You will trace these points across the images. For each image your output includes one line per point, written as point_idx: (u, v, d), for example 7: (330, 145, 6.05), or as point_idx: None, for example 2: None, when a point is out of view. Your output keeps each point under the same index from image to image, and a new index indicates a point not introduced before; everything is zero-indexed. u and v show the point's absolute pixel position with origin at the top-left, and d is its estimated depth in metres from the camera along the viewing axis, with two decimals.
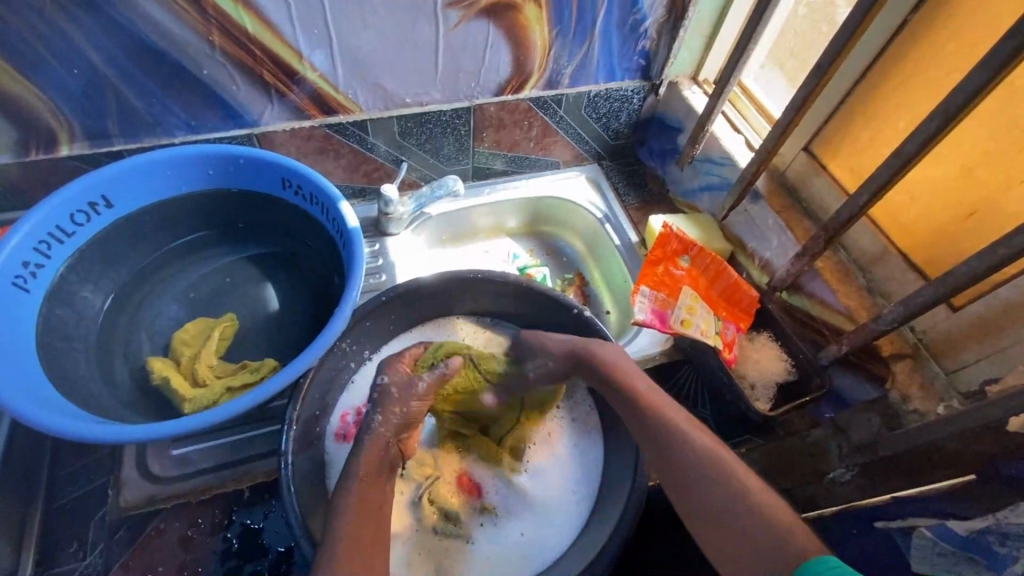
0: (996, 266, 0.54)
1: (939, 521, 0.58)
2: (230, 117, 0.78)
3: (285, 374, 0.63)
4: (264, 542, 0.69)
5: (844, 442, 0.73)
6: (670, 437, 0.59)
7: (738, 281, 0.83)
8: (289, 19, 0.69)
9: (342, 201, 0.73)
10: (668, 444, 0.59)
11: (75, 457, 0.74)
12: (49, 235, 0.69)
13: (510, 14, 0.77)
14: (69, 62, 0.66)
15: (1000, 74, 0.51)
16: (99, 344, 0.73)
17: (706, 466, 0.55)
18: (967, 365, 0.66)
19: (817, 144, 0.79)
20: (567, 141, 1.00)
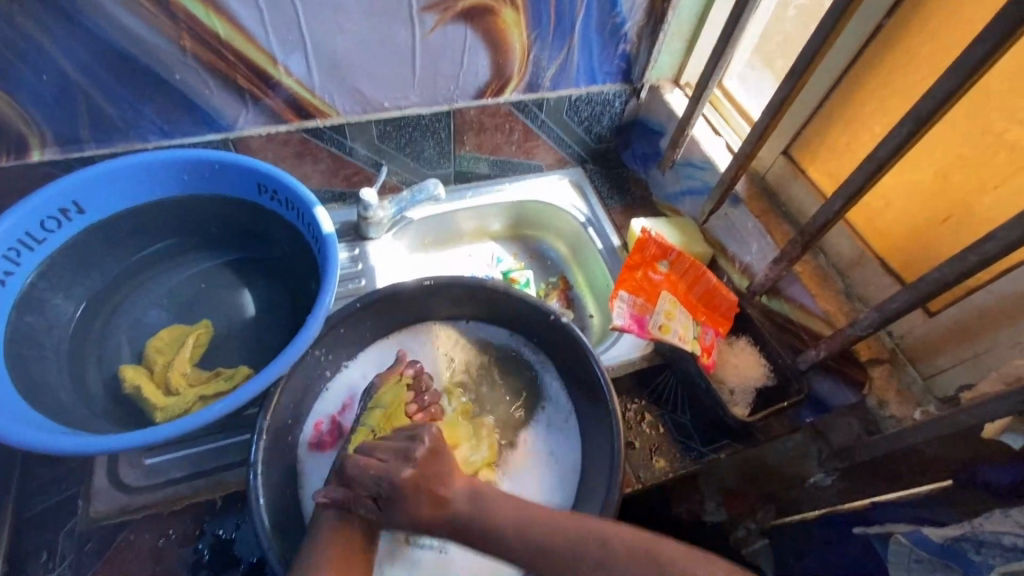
0: (967, 273, 0.53)
1: (916, 527, 0.60)
2: (205, 121, 0.77)
3: (256, 383, 0.62)
4: (235, 553, 0.68)
5: (823, 447, 0.75)
6: (545, 545, 0.57)
7: (716, 285, 0.83)
8: (262, 24, 0.69)
9: (318, 207, 0.73)
10: (548, 556, 0.57)
11: (46, 467, 0.73)
12: (18, 242, 0.68)
13: (487, 18, 0.76)
14: (37, 67, 0.66)
15: (970, 79, 0.51)
16: (71, 351, 0.72)
17: (596, 557, 0.55)
18: (942, 370, 0.66)
19: (795, 148, 0.79)
20: (549, 145, 1.00)
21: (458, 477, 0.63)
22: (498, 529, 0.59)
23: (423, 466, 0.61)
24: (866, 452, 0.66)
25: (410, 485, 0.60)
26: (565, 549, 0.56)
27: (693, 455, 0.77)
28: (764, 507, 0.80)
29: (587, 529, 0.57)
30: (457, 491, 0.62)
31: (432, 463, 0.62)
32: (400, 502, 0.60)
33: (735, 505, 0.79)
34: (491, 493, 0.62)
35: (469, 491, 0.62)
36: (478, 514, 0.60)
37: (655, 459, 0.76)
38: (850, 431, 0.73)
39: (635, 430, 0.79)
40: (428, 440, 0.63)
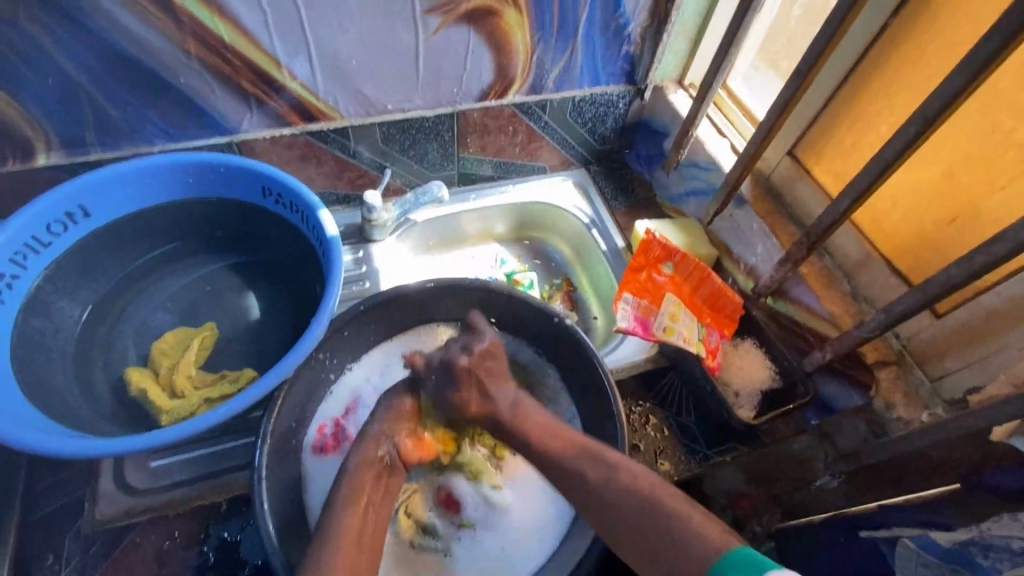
0: (975, 274, 0.53)
1: (923, 532, 0.58)
2: (209, 125, 0.78)
3: (261, 385, 0.62)
4: (240, 555, 0.68)
5: (830, 450, 0.72)
6: (566, 462, 0.62)
7: (721, 287, 0.82)
8: (266, 27, 0.69)
9: (322, 208, 0.73)
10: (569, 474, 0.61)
11: (52, 469, 0.73)
12: (25, 246, 0.68)
13: (491, 20, 0.76)
14: (43, 72, 0.66)
15: (977, 79, 0.50)
16: (78, 354, 0.72)
17: (607, 486, 0.58)
18: (950, 373, 0.66)
19: (801, 149, 0.79)
20: (553, 146, 1.00)
21: (502, 386, 0.70)
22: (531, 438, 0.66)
23: (477, 363, 0.69)
24: (872, 454, 0.65)
25: (463, 377, 0.68)
26: (581, 471, 0.61)
27: (697, 457, 0.80)
28: (769, 512, 0.75)
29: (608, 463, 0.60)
30: (505, 402, 0.68)
31: (481, 364, 0.69)
32: (454, 383, 0.68)
33: (740, 505, 0.75)
34: (532, 409, 0.68)
35: (516, 403, 0.69)
36: (520, 420, 0.67)
37: (660, 462, 0.79)
38: (856, 434, 0.71)
39: (640, 432, 0.81)
40: (478, 347, 0.70)
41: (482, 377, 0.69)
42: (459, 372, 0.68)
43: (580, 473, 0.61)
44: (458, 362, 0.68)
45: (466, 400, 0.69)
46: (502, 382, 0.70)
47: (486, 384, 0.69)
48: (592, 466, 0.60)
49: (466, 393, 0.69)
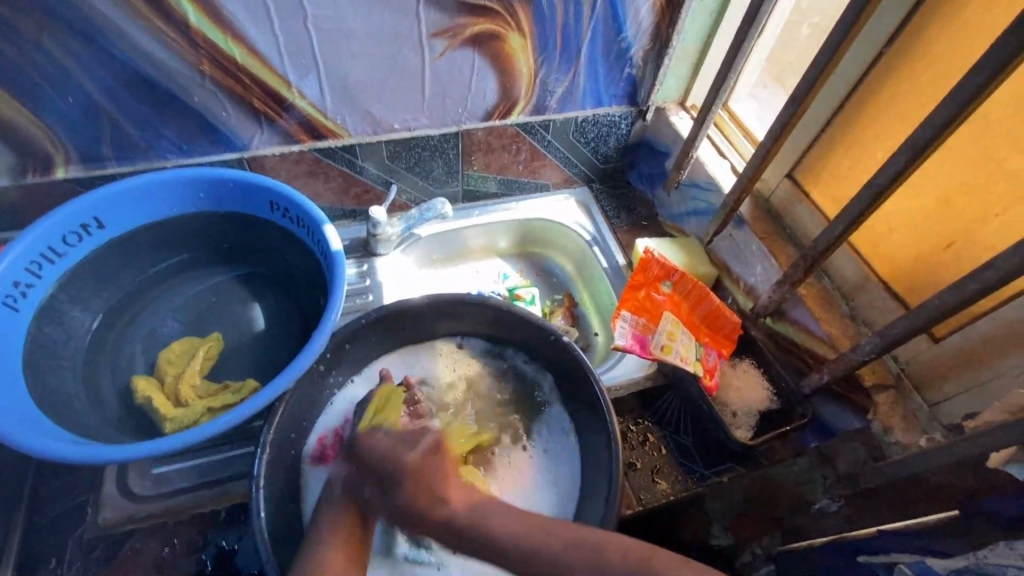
0: (968, 300, 0.53)
1: (920, 558, 0.58)
2: (221, 142, 0.80)
3: (259, 398, 0.63)
4: (237, 563, 0.70)
5: (829, 472, 0.73)
6: (458, 517, 0.57)
7: (719, 307, 0.83)
8: (278, 49, 0.71)
9: (327, 224, 0.74)
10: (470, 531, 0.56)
11: (59, 473, 0.75)
12: (40, 256, 0.70)
13: (496, 43, 0.79)
14: (65, 90, 0.69)
15: (967, 107, 0.51)
16: (88, 362, 0.74)
17: (511, 529, 0.55)
18: (949, 397, 0.65)
19: (799, 171, 0.79)
20: (556, 165, 1.01)
21: (454, 486, 0.61)
22: (456, 514, 0.57)
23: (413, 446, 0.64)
24: (870, 479, 0.67)
25: (412, 476, 0.61)
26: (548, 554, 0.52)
27: (695, 477, 0.78)
28: (770, 533, 0.81)
29: (519, 522, 0.55)
30: (455, 491, 0.60)
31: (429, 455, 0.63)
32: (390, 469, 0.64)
33: (739, 528, 0.82)
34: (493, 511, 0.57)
35: (472, 500, 0.59)
36: (477, 519, 0.56)
37: (657, 481, 0.78)
38: (855, 457, 0.71)
39: (638, 450, 0.81)
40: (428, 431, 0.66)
41: (432, 475, 0.61)
42: (407, 469, 0.61)
43: (489, 530, 0.55)
44: (407, 457, 0.62)
45: (410, 500, 0.59)
46: (457, 483, 0.61)
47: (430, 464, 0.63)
48: (491, 511, 0.57)
49: (419, 496, 0.60)
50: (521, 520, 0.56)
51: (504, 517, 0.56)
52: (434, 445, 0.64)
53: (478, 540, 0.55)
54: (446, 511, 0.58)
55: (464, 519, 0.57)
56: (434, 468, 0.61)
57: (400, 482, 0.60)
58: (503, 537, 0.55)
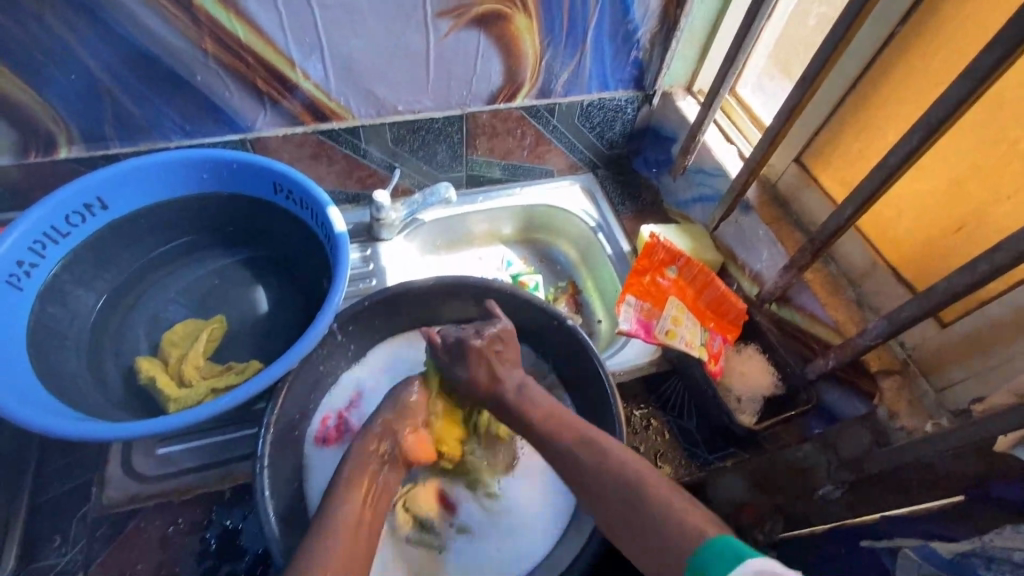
0: (980, 282, 0.53)
1: (924, 542, 0.57)
2: (225, 123, 0.80)
3: (264, 376, 0.63)
4: (241, 543, 0.70)
5: (833, 457, 0.72)
6: (583, 462, 0.60)
7: (725, 292, 0.82)
8: (282, 28, 0.71)
9: (331, 205, 0.74)
10: (583, 474, 0.60)
11: (63, 453, 0.75)
12: (43, 236, 0.70)
13: (502, 24, 0.78)
14: (67, 68, 0.68)
15: (982, 85, 0.50)
16: (90, 343, 0.74)
17: (629, 494, 0.56)
18: (956, 382, 0.65)
19: (807, 156, 0.79)
20: (561, 150, 1.01)
21: (510, 371, 0.72)
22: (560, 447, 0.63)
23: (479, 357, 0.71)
24: (876, 464, 0.66)
25: (473, 353, 0.71)
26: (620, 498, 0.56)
27: (698, 462, 0.80)
28: (771, 519, 0.74)
29: (635, 476, 0.57)
30: (510, 384, 0.71)
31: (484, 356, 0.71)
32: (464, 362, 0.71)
33: (744, 515, 0.74)
34: (536, 394, 0.70)
35: (519, 390, 0.70)
36: (523, 406, 0.68)
37: (660, 464, 0.79)
38: (859, 444, 0.70)
39: (641, 435, 0.81)
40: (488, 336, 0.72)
41: (490, 363, 0.71)
42: (471, 352, 0.71)
43: (601, 485, 0.58)
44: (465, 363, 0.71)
45: (475, 378, 0.71)
46: (510, 366, 0.73)
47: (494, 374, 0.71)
48: (605, 464, 0.59)
49: (477, 371, 0.71)
50: (624, 479, 0.57)
51: (622, 472, 0.57)
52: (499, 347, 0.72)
53: (583, 484, 0.60)
54: (569, 451, 0.62)
55: (514, 401, 0.69)
56: (491, 362, 0.71)
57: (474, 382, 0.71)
58: (611, 496, 0.56)
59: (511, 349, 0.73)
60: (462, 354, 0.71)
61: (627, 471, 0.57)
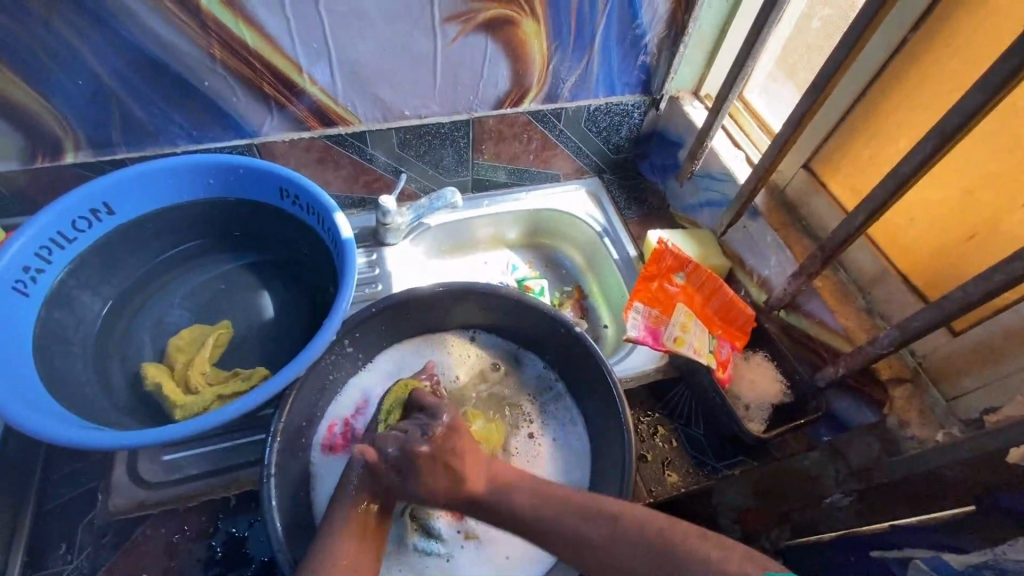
0: (994, 293, 0.52)
1: (936, 553, 0.60)
2: (231, 127, 0.79)
3: (270, 385, 0.62)
4: (247, 550, 0.70)
5: (842, 466, 0.70)
6: (588, 536, 0.56)
7: (734, 299, 0.82)
8: (289, 33, 0.71)
9: (337, 211, 0.74)
10: (589, 550, 0.56)
11: (69, 459, 0.75)
12: (50, 241, 0.70)
13: (509, 29, 0.77)
14: (75, 74, 0.68)
15: (997, 94, 0.50)
16: (97, 348, 0.74)
17: (639, 548, 0.54)
18: (968, 392, 0.64)
19: (816, 162, 0.78)
20: (567, 155, 1.00)
21: (477, 466, 0.64)
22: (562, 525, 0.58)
23: (443, 443, 0.63)
24: (885, 474, 0.65)
25: (430, 462, 0.62)
26: (627, 559, 0.54)
27: (706, 470, 0.79)
28: (777, 528, 0.77)
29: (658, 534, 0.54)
30: (477, 476, 0.63)
31: (450, 440, 0.63)
32: (416, 472, 0.62)
33: (750, 521, 0.75)
34: (512, 479, 0.63)
35: (494, 480, 0.63)
36: (500, 500, 0.62)
37: (668, 472, 0.78)
38: (868, 453, 0.69)
39: (648, 442, 0.81)
40: (445, 419, 0.64)
41: (449, 457, 0.62)
42: (425, 459, 0.62)
43: (617, 547, 0.55)
44: (420, 447, 0.62)
45: (436, 487, 0.62)
46: (474, 464, 0.63)
47: (458, 472, 0.62)
48: (620, 531, 0.55)
49: (436, 477, 0.62)
50: (643, 533, 0.54)
51: (640, 530, 0.55)
52: (450, 425, 0.64)
53: (596, 555, 0.55)
54: (576, 525, 0.58)
55: (491, 501, 0.62)
56: (450, 455, 0.62)
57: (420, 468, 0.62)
58: (630, 560, 0.53)
59: (471, 455, 0.64)
60: (412, 465, 0.62)
61: (645, 527, 0.55)
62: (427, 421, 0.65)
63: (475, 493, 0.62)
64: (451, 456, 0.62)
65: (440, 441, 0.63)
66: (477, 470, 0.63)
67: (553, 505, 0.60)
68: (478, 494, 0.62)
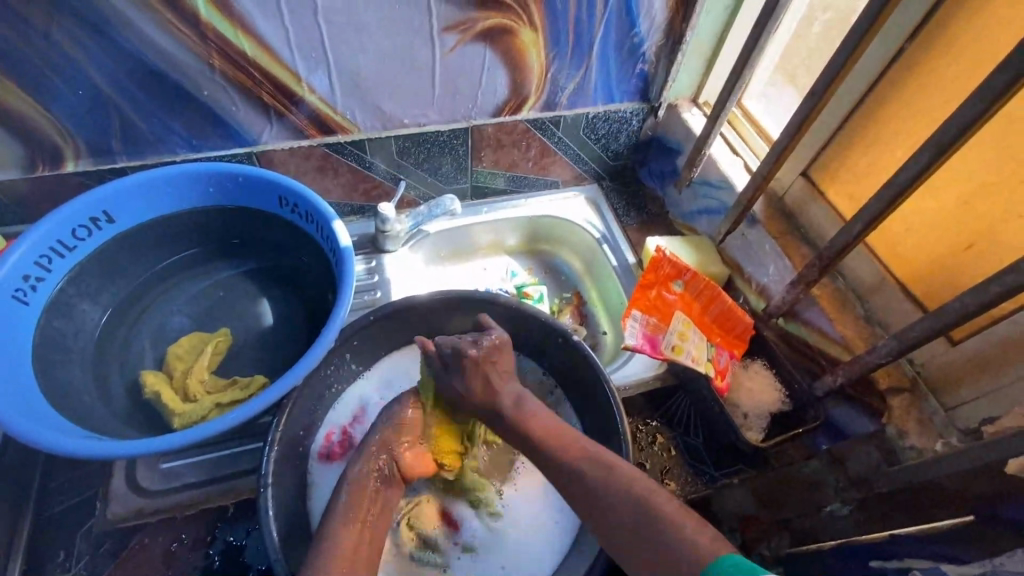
0: (991, 302, 0.52)
1: (934, 563, 0.58)
2: (230, 136, 0.80)
3: (269, 393, 0.63)
4: (245, 560, 0.71)
5: (841, 475, 0.72)
6: (594, 486, 0.59)
7: (732, 307, 0.82)
8: (288, 43, 0.71)
9: (336, 219, 0.74)
10: (585, 491, 0.59)
11: (67, 467, 0.75)
12: (50, 250, 0.70)
13: (507, 38, 0.78)
14: (75, 84, 0.69)
15: (993, 106, 0.50)
16: (95, 357, 0.74)
17: (631, 500, 0.55)
18: (966, 402, 0.64)
19: (815, 170, 0.78)
20: (567, 161, 1.01)
21: (507, 383, 0.71)
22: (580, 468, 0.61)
23: (485, 361, 0.70)
24: (885, 483, 0.66)
25: (472, 367, 0.69)
26: (617, 514, 0.55)
27: (705, 479, 0.79)
28: (777, 535, 0.78)
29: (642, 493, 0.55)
30: (507, 395, 0.69)
31: (492, 359, 0.70)
32: (461, 374, 0.70)
33: (750, 526, 0.78)
34: (535, 408, 0.68)
35: (517, 398, 0.69)
36: (522, 418, 0.67)
37: (666, 481, 0.79)
38: (868, 461, 0.70)
39: (647, 451, 0.81)
40: (494, 340, 0.71)
41: (489, 372, 0.70)
42: (469, 364, 0.69)
43: (607, 503, 0.57)
44: (469, 353, 0.69)
45: (470, 389, 0.70)
46: (510, 378, 0.71)
47: (494, 381, 0.70)
48: (612, 478, 0.58)
49: (473, 382, 0.70)
50: (629, 491, 0.56)
51: (631, 487, 0.57)
52: (498, 344, 0.71)
53: (590, 502, 0.58)
54: (579, 470, 0.61)
55: (512, 416, 0.67)
56: (490, 364, 0.70)
57: (466, 373, 0.69)
58: (620, 509, 0.55)
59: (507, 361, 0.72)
60: (461, 365, 0.70)
61: (634, 483, 0.57)
62: (477, 334, 0.72)
63: (503, 411, 0.68)
64: (491, 371, 0.70)
65: (485, 359, 0.70)
66: (506, 387, 0.70)
67: (558, 445, 0.64)
68: (505, 411, 0.68)
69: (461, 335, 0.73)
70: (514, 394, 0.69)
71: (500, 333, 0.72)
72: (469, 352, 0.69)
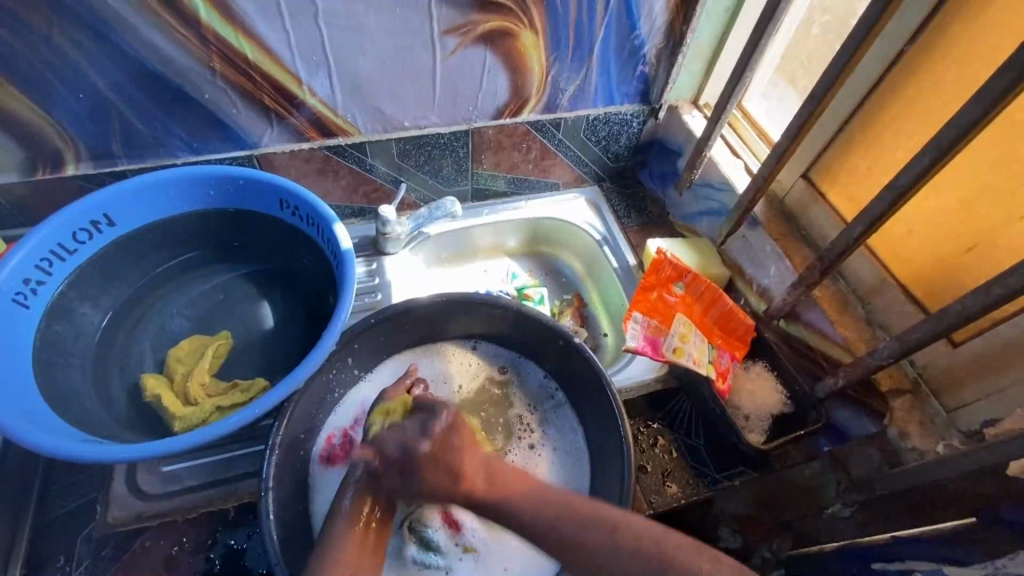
0: (994, 305, 0.52)
1: (937, 566, 0.59)
2: (230, 139, 0.80)
3: (269, 397, 0.62)
4: (246, 563, 0.70)
5: (843, 478, 0.70)
6: (586, 540, 0.53)
7: (733, 309, 0.82)
8: (289, 47, 0.71)
9: (337, 223, 0.74)
10: (582, 554, 0.53)
11: (68, 470, 0.75)
12: (51, 253, 0.70)
13: (508, 41, 0.78)
14: (76, 87, 0.69)
15: (994, 108, 0.50)
16: (96, 359, 0.74)
17: (639, 559, 0.51)
18: (968, 403, 0.64)
19: (815, 171, 0.78)
20: (567, 164, 1.00)
21: (471, 453, 0.61)
22: (557, 522, 0.55)
23: (446, 441, 0.60)
24: (885, 485, 0.65)
25: (430, 461, 0.59)
26: (626, 569, 0.51)
27: (705, 481, 0.77)
28: (780, 537, 0.78)
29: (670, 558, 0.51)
30: (474, 470, 0.60)
31: (451, 435, 0.61)
32: (419, 469, 0.60)
33: (749, 530, 0.77)
34: (508, 474, 0.61)
35: (485, 479, 0.60)
36: (500, 495, 0.59)
37: (667, 484, 0.77)
38: (869, 462, 0.69)
39: (648, 453, 0.80)
40: (446, 416, 0.62)
41: (450, 457, 0.59)
42: (426, 460, 0.59)
43: (611, 557, 0.52)
44: (421, 448, 0.60)
45: (436, 484, 0.59)
46: (474, 451, 0.61)
47: (457, 470, 0.59)
48: (616, 540, 0.53)
49: (436, 478, 0.59)
50: (641, 550, 0.52)
51: (639, 545, 0.52)
52: (449, 424, 0.62)
53: (585, 559, 0.53)
54: (561, 527, 0.55)
55: (487, 493, 0.59)
56: (450, 450, 0.60)
57: (420, 465, 0.59)
58: (631, 570, 0.51)
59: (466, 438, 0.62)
60: (413, 466, 0.60)
61: (643, 540, 0.52)
62: (424, 421, 0.62)
63: (472, 491, 0.59)
64: (453, 456, 0.60)
65: (441, 437, 0.60)
66: (472, 460, 0.60)
67: (535, 504, 0.57)
68: (476, 492, 0.59)
69: (403, 426, 0.63)
70: (485, 479, 0.59)
71: (449, 408, 0.62)
72: (420, 448, 0.60)
